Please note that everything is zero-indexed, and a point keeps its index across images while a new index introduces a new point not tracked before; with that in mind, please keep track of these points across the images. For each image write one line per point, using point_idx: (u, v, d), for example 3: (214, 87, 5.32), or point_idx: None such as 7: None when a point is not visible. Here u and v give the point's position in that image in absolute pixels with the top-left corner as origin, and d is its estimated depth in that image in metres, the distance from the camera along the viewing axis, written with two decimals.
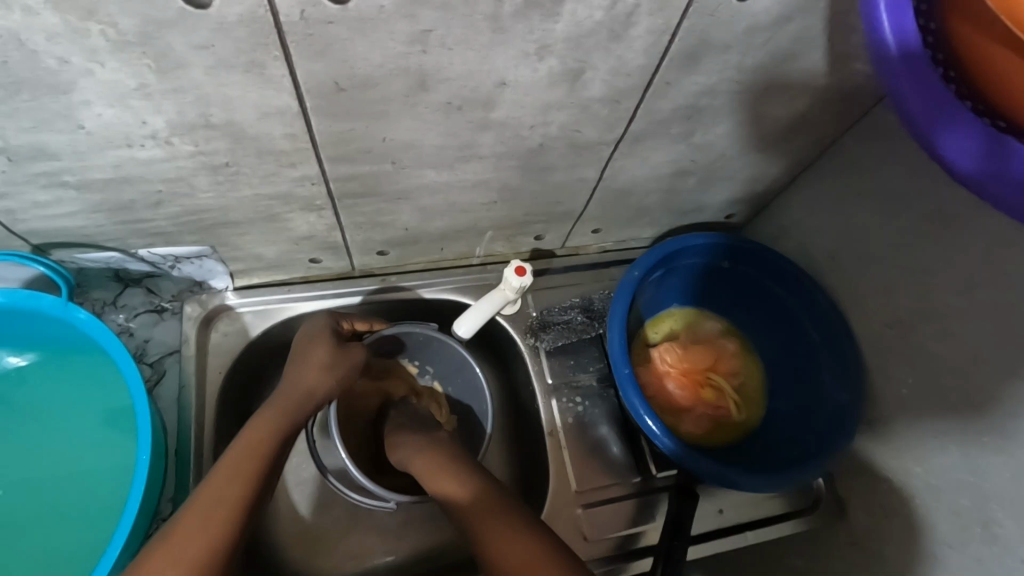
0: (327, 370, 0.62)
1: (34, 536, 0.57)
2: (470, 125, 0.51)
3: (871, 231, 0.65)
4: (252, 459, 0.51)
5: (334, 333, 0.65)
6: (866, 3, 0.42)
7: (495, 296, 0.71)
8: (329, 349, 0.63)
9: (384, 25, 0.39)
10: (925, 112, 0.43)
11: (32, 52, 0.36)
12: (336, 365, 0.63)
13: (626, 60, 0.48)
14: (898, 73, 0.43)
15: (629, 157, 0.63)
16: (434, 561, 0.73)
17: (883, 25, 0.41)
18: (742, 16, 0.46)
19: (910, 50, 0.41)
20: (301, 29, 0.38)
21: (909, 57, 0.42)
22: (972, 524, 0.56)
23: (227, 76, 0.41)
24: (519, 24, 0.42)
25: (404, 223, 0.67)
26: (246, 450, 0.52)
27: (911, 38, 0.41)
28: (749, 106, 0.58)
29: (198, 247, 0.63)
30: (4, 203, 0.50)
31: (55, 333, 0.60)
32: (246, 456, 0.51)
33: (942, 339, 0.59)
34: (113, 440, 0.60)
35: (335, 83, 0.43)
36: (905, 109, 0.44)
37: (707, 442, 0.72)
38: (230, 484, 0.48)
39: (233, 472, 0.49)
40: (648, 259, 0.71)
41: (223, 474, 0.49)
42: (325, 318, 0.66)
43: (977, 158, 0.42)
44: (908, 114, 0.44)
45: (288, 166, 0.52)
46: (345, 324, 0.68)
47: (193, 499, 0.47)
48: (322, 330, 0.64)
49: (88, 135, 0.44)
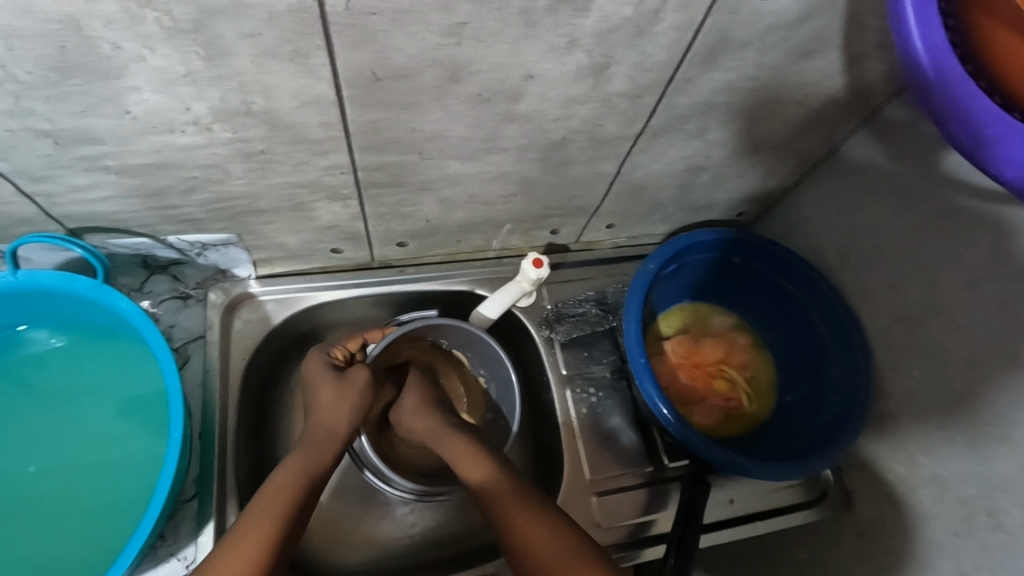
0: (341, 399, 0.64)
1: (67, 511, 0.59)
2: (496, 117, 0.53)
3: (880, 227, 0.67)
4: (296, 484, 0.57)
5: (329, 367, 0.67)
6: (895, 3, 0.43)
7: (512, 287, 0.73)
8: (332, 386, 0.65)
9: (422, 17, 0.41)
10: (954, 104, 0.44)
11: (89, 38, 0.38)
12: (344, 395, 0.64)
13: (650, 55, 0.50)
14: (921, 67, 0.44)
15: (647, 152, 0.64)
16: (447, 548, 0.74)
17: (909, 21, 0.43)
18: (762, 14, 0.48)
19: (933, 44, 0.43)
20: (344, 20, 0.40)
21: (937, 51, 0.43)
22: (978, 513, 0.57)
23: (270, 65, 0.43)
24: (550, 18, 0.44)
25: (426, 215, 0.68)
26: (278, 486, 0.56)
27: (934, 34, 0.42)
28: (765, 104, 0.60)
29: (225, 235, 0.65)
30: (45, 186, 0.52)
31: (92, 315, 0.62)
32: (292, 481, 0.57)
33: (949, 332, 0.60)
34: (143, 420, 0.62)
35: (371, 73, 0.45)
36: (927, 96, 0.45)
37: (719, 433, 0.74)
38: (277, 506, 0.54)
39: (280, 496, 0.55)
40: (664, 252, 0.73)
41: (268, 495, 0.55)
42: (317, 357, 0.68)
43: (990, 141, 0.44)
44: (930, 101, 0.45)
45: (320, 154, 0.54)
46: (335, 353, 0.70)
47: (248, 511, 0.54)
48: (321, 371, 0.67)
49: (133, 120, 0.45)
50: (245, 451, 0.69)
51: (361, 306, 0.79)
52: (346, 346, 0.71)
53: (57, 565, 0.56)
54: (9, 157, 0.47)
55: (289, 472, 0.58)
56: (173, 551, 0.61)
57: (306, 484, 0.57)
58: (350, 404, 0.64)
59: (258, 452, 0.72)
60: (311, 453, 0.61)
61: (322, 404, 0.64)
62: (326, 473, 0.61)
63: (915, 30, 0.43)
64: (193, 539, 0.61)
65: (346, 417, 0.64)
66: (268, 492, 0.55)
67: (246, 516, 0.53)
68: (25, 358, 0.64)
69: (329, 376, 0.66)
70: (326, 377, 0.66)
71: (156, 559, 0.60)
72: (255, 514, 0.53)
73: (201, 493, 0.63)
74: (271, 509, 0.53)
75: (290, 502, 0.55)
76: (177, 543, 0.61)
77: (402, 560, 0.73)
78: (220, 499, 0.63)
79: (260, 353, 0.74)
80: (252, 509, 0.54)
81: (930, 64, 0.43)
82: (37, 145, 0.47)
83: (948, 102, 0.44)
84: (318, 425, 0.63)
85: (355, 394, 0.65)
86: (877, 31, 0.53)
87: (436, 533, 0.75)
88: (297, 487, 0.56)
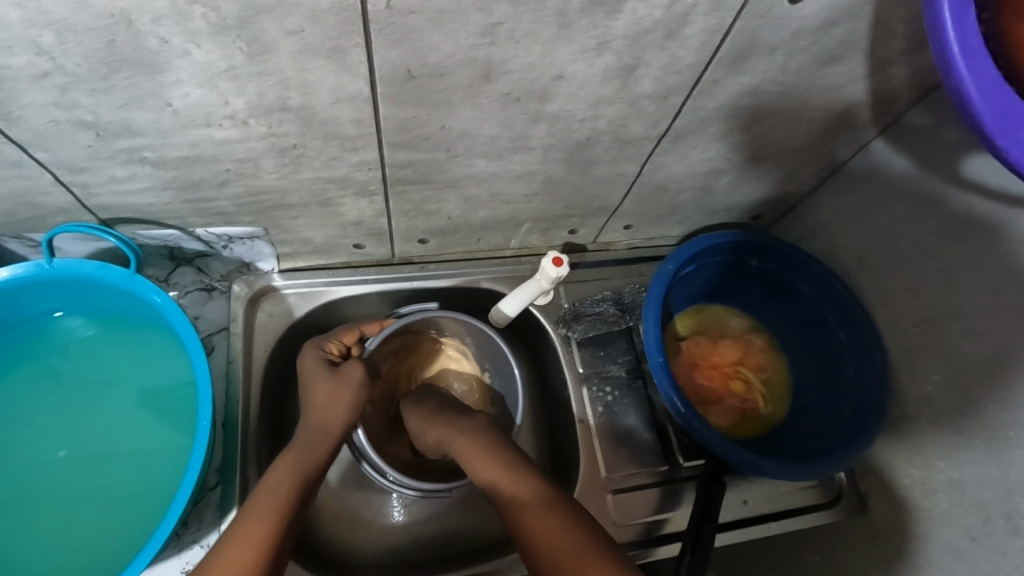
0: (337, 394, 0.64)
1: (95, 496, 0.60)
2: (525, 116, 0.54)
3: (899, 232, 0.67)
4: (292, 479, 0.55)
5: (323, 362, 0.67)
6: (928, 4, 0.42)
7: (531, 285, 0.74)
8: (327, 383, 0.64)
9: (460, 17, 0.42)
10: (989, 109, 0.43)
11: (138, 32, 0.39)
12: (339, 392, 0.64)
13: (678, 57, 0.50)
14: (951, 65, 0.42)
15: (670, 154, 0.65)
16: (461, 541, 0.75)
17: (945, 22, 0.41)
18: (792, 19, 0.49)
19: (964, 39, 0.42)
20: (384, 18, 0.41)
21: (971, 54, 0.42)
22: (996, 517, 0.58)
23: (310, 61, 0.44)
24: (584, 20, 0.44)
25: (448, 212, 0.69)
26: (275, 487, 0.54)
27: (966, 33, 0.42)
28: (789, 108, 0.61)
29: (251, 229, 0.66)
30: (84, 177, 0.53)
31: (124, 304, 0.64)
32: (290, 475, 0.56)
33: (969, 337, 0.61)
34: (169, 408, 0.63)
35: (406, 71, 0.46)
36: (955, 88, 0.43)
37: (733, 433, 0.74)
38: (276, 505, 0.52)
39: (278, 490, 0.54)
40: (683, 253, 0.73)
41: (268, 494, 0.53)
42: (312, 352, 0.68)
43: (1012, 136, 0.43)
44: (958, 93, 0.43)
45: (351, 150, 0.55)
46: (330, 349, 0.69)
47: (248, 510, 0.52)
48: (315, 367, 0.66)
49: (173, 113, 0.47)
50: (266, 441, 0.70)
51: (381, 302, 0.80)
52: (342, 341, 0.71)
53: (84, 548, 0.57)
54: (52, 148, 0.49)
55: (285, 467, 0.56)
56: (197, 538, 0.62)
57: (302, 480, 0.56)
58: (345, 399, 0.64)
59: (279, 443, 0.74)
60: (309, 449, 0.59)
61: (317, 402, 0.64)
62: (322, 467, 0.59)
63: (952, 32, 0.42)
64: (216, 526, 0.62)
65: (342, 412, 0.63)
66: (266, 490, 0.54)
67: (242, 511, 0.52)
68: (58, 345, 0.65)
69: (324, 372, 0.65)
70: (321, 374, 0.65)
71: (179, 546, 0.61)
72: (255, 511, 0.52)
73: (224, 482, 0.64)
74: (267, 506, 0.52)
75: (288, 498, 0.53)
76: (200, 530, 0.62)
77: (417, 552, 0.74)
78: (243, 488, 0.65)
79: (283, 346, 0.75)
80: (249, 504, 0.53)
81: (965, 67, 0.42)
82: (79, 136, 0.48)
83: (983, 106, 0.43)
84: (311, 422, 0.62)
85: (351, 390, 0.64)
86: (904, 37, 0.53)
87: (452, 527, 0.76)
88: (295, 482, 0.55)
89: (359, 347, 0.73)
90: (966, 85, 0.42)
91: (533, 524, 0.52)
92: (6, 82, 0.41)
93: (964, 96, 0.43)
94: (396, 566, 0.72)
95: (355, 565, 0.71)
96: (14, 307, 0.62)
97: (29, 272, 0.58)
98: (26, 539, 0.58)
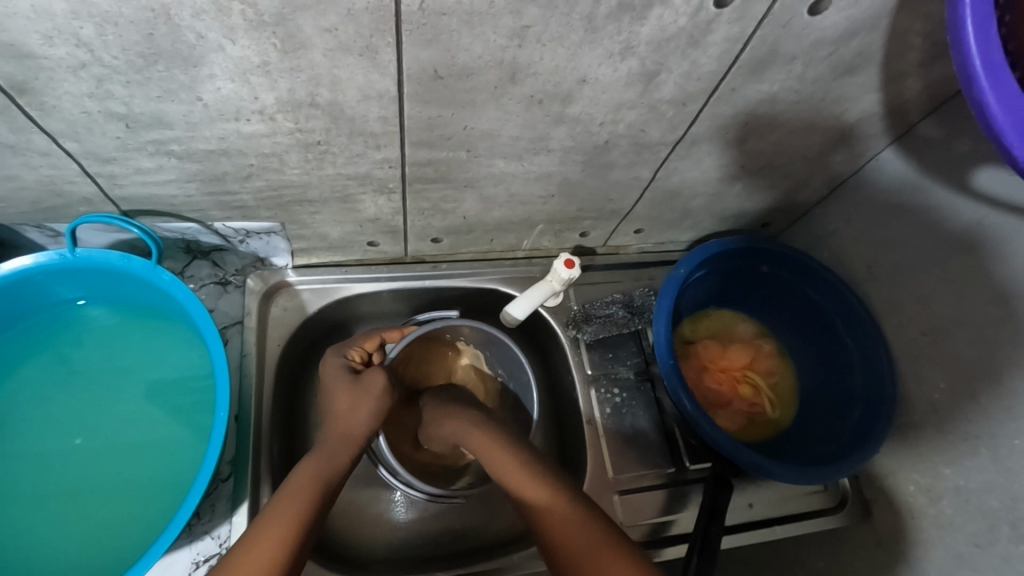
0: (358, 401, 0.64)
1: (112, 483, 0.60)
2: (547, 118, 0.55)
3: (909, 242, 0.68)
4: (313, 486, 0.55)
5: (345, 370, 0.68)
6: (952, 11, 0.44)
7: (543, 286, 0.75)
8: (349, 391, 0.65)
9: (491, 19, 0.43)
10: (1008, 117, 0.43)
11: (177, 26, 0.40)
12: (359, 399, 0.65)
13: (700, 64, 0.51)
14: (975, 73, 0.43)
15: (684, 159, 0.66)
16: (470, 539, 0.75)
17: (969, 33, 0.43)
18: (812, 30, 0.50)
19: (987, 48, 0.43)
20: (417, 19, 0.42)
21: (994, 67, 0.43)
22: (1000, 524, 0.59)
23: (342, 59, 0.44)
24: (610, 25, 0.45)
25: (464, 212, 0.70)
26: (297, 489, 0.54)
27: (989, 45, 0.43)
28: (803, 117, 0.62)
29: (270, 224, 0.67)
30: (110, 167, 0.53)
31: (143, 293, 0.64)
32: (311, 483, 0.55)
33: (975, 346, 0.62)
34: (186, 399, 0.64)
35: (434, 71, 0.47)
36: (973, 97, 0.44)
37: (741, 437, 0.76)
38: (295, 507, 0.52)
39: (297, 497, 0.53)
40: (695, 257, 0.74)
41: (291, 497, 0.53)
42: (335, 360, 0.69)
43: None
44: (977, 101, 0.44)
45: (374, 148, 0.55)
46: (352, 356, 0.70)
47: (270, 510, 0.52)
48: (337, 374, 0.67)
49: (204, 107, 0.47)
50: (278, 434, 0.71)
51: (393, 300, 0.81)
52: (363, 347, 0.72)
53: (98, 536, 0.58)
54: (81, 138, 0.49)
55: (309, 470, 0.57)
56: (208, 529, 0.62)
57: (321, 491, 0.55)
58: (367, 408, 0.64)
59: (290, 436, 0.74)
60: (330, 455, 0.59)
61: (340, 408, 0.64)
62: (343, 477, 0.59)
63: (975, 43, 0.43)
64: (227, 518, 0.63)
65: (364, 421, 0.63)
66: (289, 491, 0.54)
67: (260, 520, 0.51)
68: (76, 333, 0.66)
69: (345, 379, 0.67)
70: (343, 381, 0.66)
71: (191, 536, 0.61)
72: (275, 515, 0.51)
73: (236, 474, 0.65)
74: (288, 509, 0.52)
75: (307, 507, 0.53)
76: (212, 521, 0.62)
77: (423, 549, 0.74)
78: (256, 481, 0.65)
79: (296, 341, 0.75)
80: (266, 512, 0.52)
81: (985, 78, 0.43)
82: (109, 127, 0.48)
83: (1002, 116, 0.43)
84: (333, 431, 0.62)
85: (372, 398, 0.65)
86: (919, 50, 0.54)
87: (458, 524, 0.76)
88: (312, 490, 0.55)
89: (380, 354, 0.74)
90: (984, 95, 0.43)
91: (554, 527, 0.52)
92: (44, 72, 0.42)
93: (983, 107, 0.44)
94: (404, 561, 0.72)
95: (363, 558, 0.72)
96: (38, 294, 0.63)
97: (51, 260, 0.59)
98: (43, 524, 0.58)
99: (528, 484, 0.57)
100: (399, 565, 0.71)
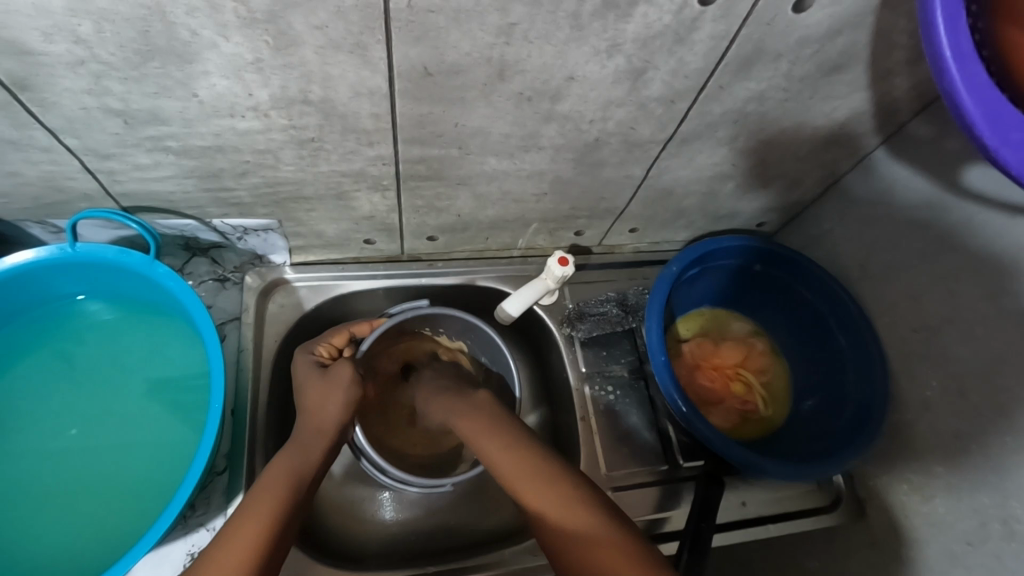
0: (328, 395, 0.64)
1: (109, 477, 0.61)
2: (537, 116, 0.56)
3: (902, 240, 0.69)
4: (284, 483, 0.56)
5: (314, 366, 0.67)
6: (923, 9, 0.44)
7: (538, 284, 0.76)
8: (319, 384, 0.65)
9: (478, 17, 0.44)
10: (979, 109, 0.44)
11: (171, 24, 0.41)
12: (329, 393, 0.65)
13: (686, 62, 0.52)
14: (947, 67, 0.43)
15: (675, 158, 0.67)
16: (462, 535, 0.75)
17: (939, 28, 0.43)
18: (797, 27, 0.50)
19: (956, 40, 0.43)
20: (405, 16, 0.43)
21: (963, 58, 0.43)
22: (992, 522, 0.59)
23: (333, 56, 0.45)
24: (596, 23, 0.46)
25: (459, 210, 0.71)
26: (269, 487, 0.55)
27: (959, 38, 0.43)
28: (792, 117, 0.63)
29: (266, 221, 0.68)
30: (109, 163, 0.55)
31: (143, 289, 0.66)
32: (288, 475, 0.56)
33: (965, 342, 0.62)
34: (184, 394, 0.65)
35: (423, 68, 0.48)
36: (944, 88, 0.44)
37: (733, 435, 0.76)
38: (270, 504, 0.53)
39: (275, 490, 0.54)
40: (686, 255, 0.74)
41: (266, 493, 0.54)
42: (303, 358, 0.68)
43: (998, 133, 0.44)
44: (946, 91, 0.45)
45: (367, 145, 0.56)
46: (320, 352, 0.70)
47: (245, 507, 0.53)
48: (307, 371, 0.67)
49: (199, 103, 0.48)
50: (273, 429, 0.72)
51: (388, 297, 0.82)
52: (332, 344, 0.71)
53: (94, 528, 0.59)
54: (81, 135, 0.50)
55: (282, 466, 0.57)
56: (203, 521, 0.63)
57: (296, 484, 0.56)
58: (335, 401, 0.64)
59: (284, 432, 0.74)
60: (302, 451, 0.60)
61: (311, 405, 0.64)
62: (316, 472, 0.59)
63: (947, 38, 0.43)
64: (222, 511, 0.63)
65: (334, 414, 0.64)
66: (261, 487, 0.55)
67: (237, 515, 0.52)
68: (77, 328, 0.67)
69: (315, 375, 0.66)
70: (313, 377, 0.66)
71: (186, 529, 0.62)
72: (247, 512, 0.52)
73: (232, 468, 0.65)
74: (262, 507, 0.53)
75: (283, 503, 0.54)
76: (206, 514, 0.63)
77: (416, 544, 0.74)
78: (251, 473, 0.66)
79: (292, 338, 0.76)
80: (242, 508, 0.53)
81: (956, 70, 0.43)
82: (108, 123, 0.50)
83: (973, 107, 0.44)
84: (306, 426, 0.63)
85: (341, 389, 0.65)
86: (905, 48, 0.55)
87: (453, 522, 0.76)
88: (285, 487, 0.55)
89: (352, 348, 0.74)
90: (955, 87, 0.44)
91: (550, 517, 0.53)
92: (43, 68, 0.43)
93: (956, 99, 0.44)
94: (397, 556, 0.72)
95: (357, 553, 0.72)
96: (41, 289, 0.64)
97: (51, 255, 0.60)
98: (41, 516, 0.59)
99: (506, 458, 0.58)
100: (392, 560, 0.71)
